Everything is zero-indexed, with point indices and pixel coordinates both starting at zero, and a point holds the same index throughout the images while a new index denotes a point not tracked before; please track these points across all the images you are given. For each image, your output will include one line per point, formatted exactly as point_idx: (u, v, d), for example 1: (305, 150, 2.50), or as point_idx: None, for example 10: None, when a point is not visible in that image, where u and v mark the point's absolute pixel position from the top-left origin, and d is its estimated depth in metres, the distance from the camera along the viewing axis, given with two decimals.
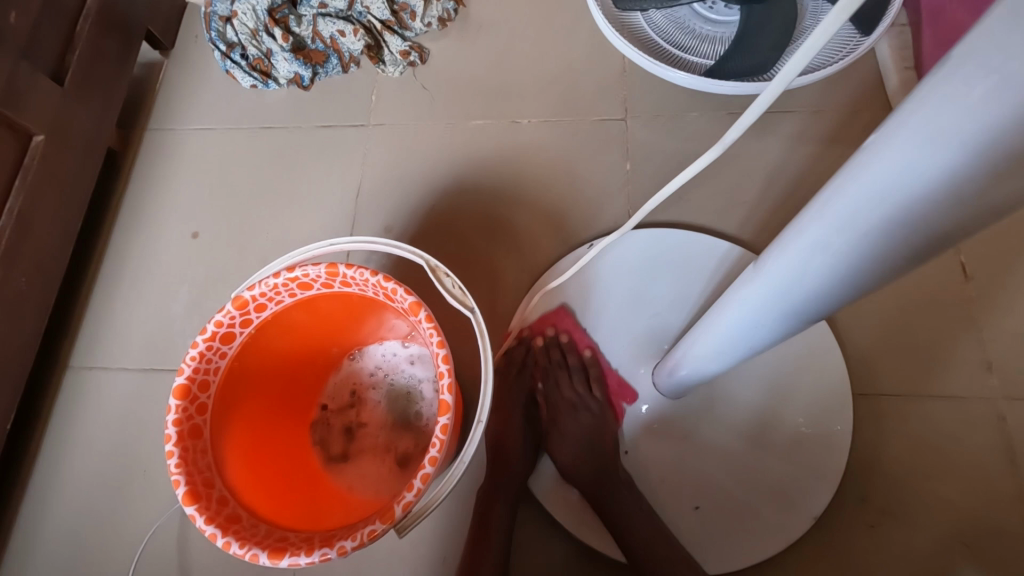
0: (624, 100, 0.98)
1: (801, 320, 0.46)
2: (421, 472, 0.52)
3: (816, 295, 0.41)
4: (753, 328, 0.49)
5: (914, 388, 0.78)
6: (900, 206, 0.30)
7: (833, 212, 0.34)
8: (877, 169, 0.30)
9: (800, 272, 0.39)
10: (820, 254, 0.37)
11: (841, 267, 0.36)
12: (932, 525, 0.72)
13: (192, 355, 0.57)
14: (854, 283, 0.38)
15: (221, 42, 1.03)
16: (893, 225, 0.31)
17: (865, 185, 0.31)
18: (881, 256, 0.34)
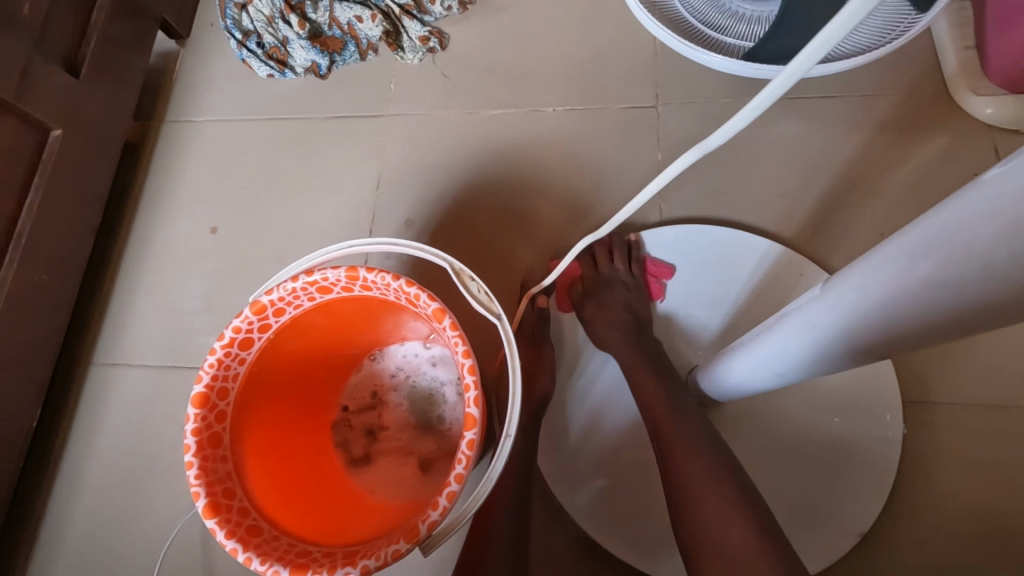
0: (655, 86, 0.93)
1: (847, 363, 0.42)
2: (446, 489, 0.49)
3: (874, 338, 0.36)
4: (796, 362, 0.44)
5: (972, 395, 0.73)
6: (1013, 256, 0.25)
7: (928, 244, 0.29)
8: (1001, 201, 0.25)
9: (866, 308, 0.35)
10: (896, 292, 0.32)
11: (915, 314, 0.32)
12: (988, 543, 0.68)
13: (210, 362, 0.55)
14: (921, 334, 0.34)
15: (236, 30, 1.01)
16: (996, 277, 0.26)
17: (980, 219, 0.26)
18: (967, 311, 0.29)
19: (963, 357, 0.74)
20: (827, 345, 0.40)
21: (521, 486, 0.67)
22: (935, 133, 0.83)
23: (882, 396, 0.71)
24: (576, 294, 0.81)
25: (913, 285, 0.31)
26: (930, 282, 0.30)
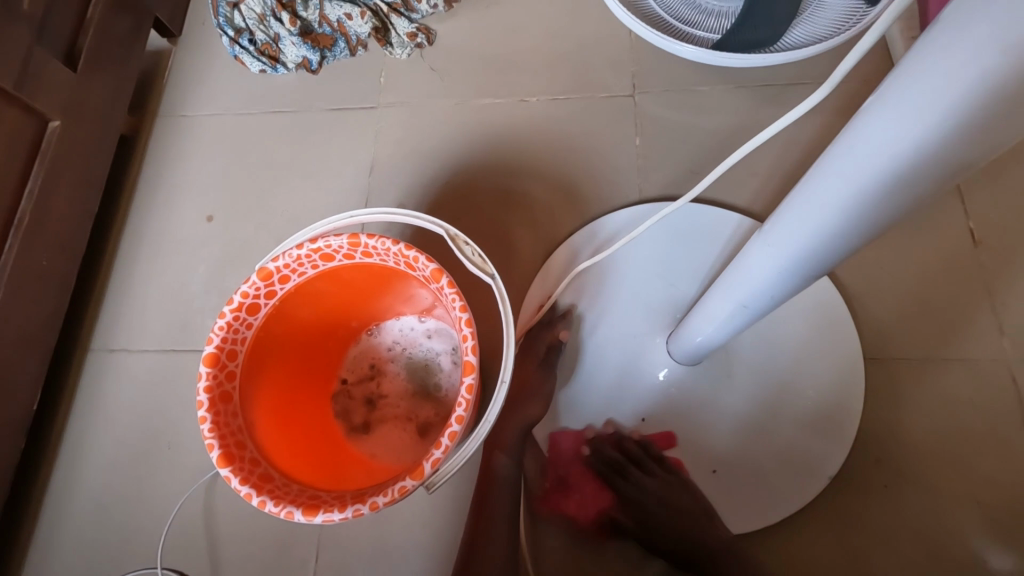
0: (633, 76, 0.99)
1: (804, 281, 0.47)
2: (447, 431, 0.52)
3: (817, 252, 0.42)
4: (760, 291, 0.50)
5: (928, 352, 0.79)
6: (907, 153, 0.31)
7: (845, 159, 0.35)
8: (888, 115, 0.31)
9: (806, 225, 0.41)
10: (826, 206, 0.38)
11: (844, 220, 0.38)
12: (944, 485, 0.74)
13: (220, 325, 0.58)
14: (854, 238, 0.40)
15: (229, 27, 1.04)
16: (900, 172, 0.32)
17: (875, 132, 0.32)
18: (885, 207, 0.36)
19: (920, 317, 0.80)
20: (785, 267, 0.46)
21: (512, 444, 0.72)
22: None
23: (847, 353, 0.77)
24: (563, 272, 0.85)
25: (838, 196, 0.37)
26: (852, 190, 0.36)
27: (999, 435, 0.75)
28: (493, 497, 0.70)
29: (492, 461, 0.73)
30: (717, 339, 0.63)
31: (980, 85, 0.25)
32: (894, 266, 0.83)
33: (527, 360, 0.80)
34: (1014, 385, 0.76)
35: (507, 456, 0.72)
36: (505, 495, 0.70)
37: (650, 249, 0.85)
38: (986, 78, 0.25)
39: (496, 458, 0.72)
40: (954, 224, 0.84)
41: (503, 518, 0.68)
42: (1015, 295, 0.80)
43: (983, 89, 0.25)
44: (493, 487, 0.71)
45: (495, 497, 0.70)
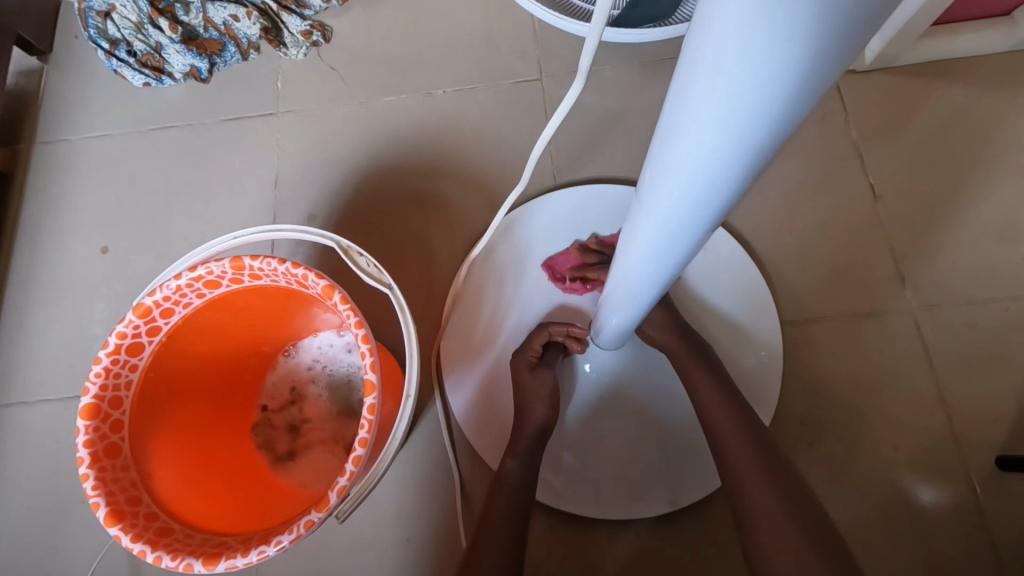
0: (538, 60, 0.97)
1: (685, 256, 0.47)
2: (352, 456, 0.50)
3: (681, 230, 0.41)
4: (648, 271, 0.49)
5: (839, 307, 0.81)
6: (716, 135, 0.29)
7: (672, 145, 0.34)
8: (693, 89, 0.29)
9: (663, 205, 0.39)
10: (672, 186, 0.36)
11: (692, 200, 0.36)
12: (862, 432, 0.77)
13: (96, 372, 0.53)
14: (711, 213, 0.38)
15: (103, 39, 0.95)
16: (719, 154, 0.31)
17: (688, 107, 0.30)
18: (724, 182, 0.34)
19: (831, 276, 0.83)
20: (660, 249, 0.44)
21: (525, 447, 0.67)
22: None
23: (763, 319, 0.79)
24: (483, 267, 0.83)
25: (679, 175, 0.35)
26: (688, 170, 0.34)
27: (908, 379, 0.78)
28: (496, 499, 0.64)
29: (502, 465, 0.67)
30: (628, 322, 0.62)
31: (748, 54, 0.24)
32: (802, 229, 0.85)
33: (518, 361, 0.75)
34: (918, 331, 0.80)
35: (517, 460, 0.67)
36: (504, 499, 0.63)
37: (567, 236, 0.84)
38: (758, 56, 0.24)
39: (507, 464, 0.66)
40: (855, 180, 0.86)
41: (511, 517, 0.62)
42: (913, 246, 0.83)
43: (766, 51, 0.23)
44: (499, 489, 0.65)
45: (498, 501, 0.63)
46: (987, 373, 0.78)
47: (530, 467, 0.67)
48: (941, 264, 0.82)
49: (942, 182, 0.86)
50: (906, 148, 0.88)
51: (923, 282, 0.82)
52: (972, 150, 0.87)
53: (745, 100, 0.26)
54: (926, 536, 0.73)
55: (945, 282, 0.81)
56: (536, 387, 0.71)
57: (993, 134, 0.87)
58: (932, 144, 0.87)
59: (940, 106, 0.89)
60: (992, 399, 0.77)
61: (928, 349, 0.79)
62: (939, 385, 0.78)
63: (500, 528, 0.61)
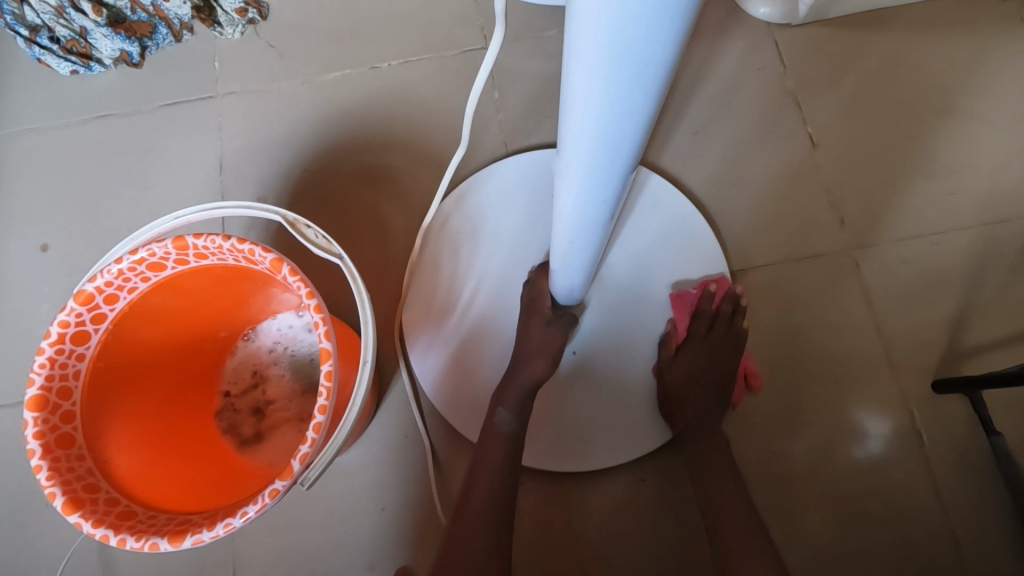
0: (482, 27, 0.96)
1: (614, 202, 0.46)
2: (312, 424, 0.50)
3: (602, 177, 0.40)
4: (578, 226, 0.49)
5: (785, 255, 0.85)
6: (603, 83, 0.29)
7: (571, 94, 0.33)
8: (579, 18, 0.27)
9: (577, 152, 0.38)
10: (580, 136, 0.35)
11: (602, 144, 0.35)
12: (812, 372, 0.81)
13: (40, 363, 0.52)
14: (628, 154, 0.37)
15: (21, 26, 0.89)
16: (610, 104, 0.31)
17: (578, 54, 0.29)
18: (625, 133, 0.34)
19: (774, 225, 0.86)
20: (587, 199, 0.43)
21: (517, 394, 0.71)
22: (732, 38, 0.93)
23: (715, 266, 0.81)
24: (439, 240, 0.83)
25: (586, 119, 0.33)
26: (594, 112, 0.32)
27: (851, 318, 0.83)
28: (490, 450, 0.68)
29: (492, 417, 0.70)
30: (578, 280, 0.64)
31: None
32: (746, 181, 0.87)
33: (530, 316, 0.73)
34: (858, 271, 0.84)
35: (508, 411, 0.70)
36: (500, 449, 0.68)
37: (521, 202, 0.84)
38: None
39: (498, 415, 0.70)
40: (794, 132, 0.89)
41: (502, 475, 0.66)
42: (851, 190, 0.87)
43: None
44: (493, 440, 0.68)
45: (489, 452, 0.68)
46: (920, 304, 0.83)
47: (521, 420, 0.70)
48: (877, 206, 0.86)
49: (876, 128, 0.90)
50: (842, 98, 0.91)
51: (861, 225, 0.86)
52: (901, 96, 0.91)
53: (623, 45, 0.26)
54: (871, 460, 0.78)
55: (881, 223, 0.86)
56: (546, 342, 0.71)
57: (920, 80, 0.91)
58: (864, 91, 0.91)
59: (872, 55, 0.92)
60: (926, 329, 0.82)
61: (867, 287, 0.83)
62: (878, 321, 0.82)
63: (494, 486, 0.65)
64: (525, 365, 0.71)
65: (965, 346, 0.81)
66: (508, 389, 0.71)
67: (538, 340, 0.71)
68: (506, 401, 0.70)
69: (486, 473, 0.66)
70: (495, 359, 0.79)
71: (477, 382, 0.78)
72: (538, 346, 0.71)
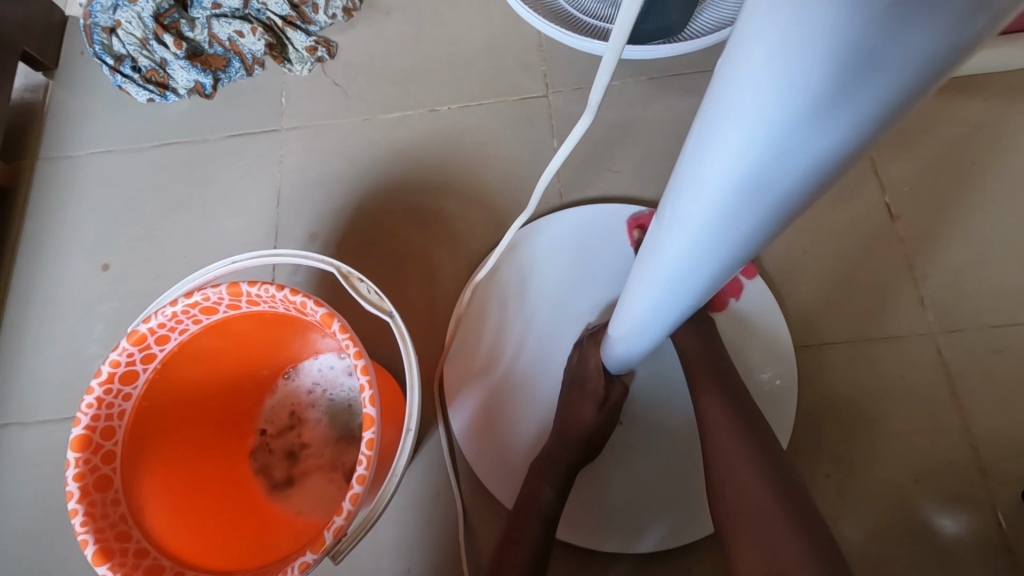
0: (545, 75, 0.95)
1: (702, 292, 0.44)
2: (349, 494, 0.47)
3: (695, 269, 0.38)
4: (659, 307, 0.47)
5: (855, 332, 0.79)
6: (727, 201, 0.27)
7: (684, 198, 0.31)
8: (714, 138, 0.25)
9: (673, 237, 0.35)
10: (686, 234, 0.34)
11: (708, 245, 0.33)
12: (884, 463, 0.74)
13: (88, 403, 0.52)
14: (729, 257, 0.35)
15: (107, 55, 0.94)
16: (730, 218, 0.29)
17: (702, 167, 0.28)
18: (736, 241, 0.32)
19: (844, 298, 0.80)
20: (675, 286, 0.42)
21: (558, 469, 0.67)
22: None
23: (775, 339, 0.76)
24: (488, 289, 0.81)
25: (695, 222, 0.32)
26: (707, 221, 0.30)
27: (929, 407, 0.76)
28: (527, 528, 0.64)
29: (534, 491, 0.66)
30: (637, 351, 0.61)
31: (766, 135, 0.22)
32: (816, 249, 0.82)
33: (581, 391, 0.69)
34: (939, 357, 0.77)
35: (551, 488, 0.66)
36: (539, 527, 0.64)
37: (575, 255, 0.82)
38: (779, 137, 0.22)
39: (542, 491, 0.66)
40: (870, 200, 0.84)
41: (538, 555, 0.62)
42: (931, 266, 0.81)
43: (803, 94, 0.19)
44: (531, 517, 0.64)
45: (526, 528, 0.64)
46: (1008, 399, 0.75)
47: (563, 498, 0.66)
48: (962, 286, 0.80)
49: (962, 200, 0.83)
50: (925, 166, 0.85)
51: (944, 306, 0.79)
52: (993, 168, 0.84)
53: (761, 174, 0.24)
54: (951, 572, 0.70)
55: (966, 305, 0.79)
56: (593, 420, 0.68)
57: (1013, 152, 0.85)
58: (952, 161, 0.85)
59: (961, 123, 0.86)
60: (1016, 427, 0.74)
61: (949, 376, 0.76)
62: (961, 414, 0.75)
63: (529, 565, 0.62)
64: (565, 441, 0.68)
65: None
66: (551, 464, 0.67)
67: (575, 415, 0.68)
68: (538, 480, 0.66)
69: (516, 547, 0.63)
70: (535, 420, 0.76)
71: (516, 443, 0.75)
72: (585, 421, 0.68)
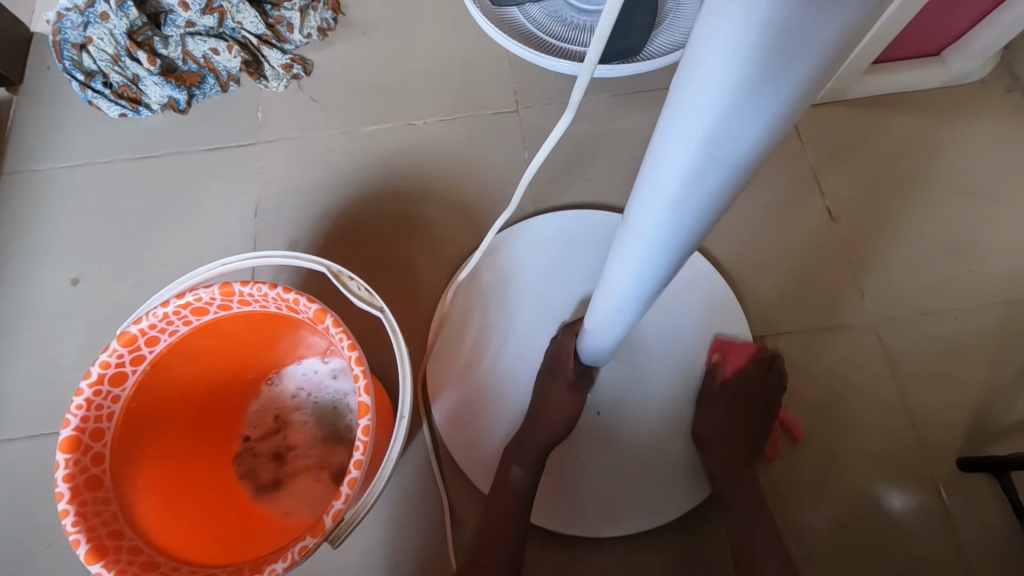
0: (515, 92, 1.01)
1: (666, 281, 0.49)
2: (347, 479, 0.49)
3: (659, 257, 0.43)
4: (629, 298, 0.52)
5: (805, 322, 0.86)
6: (685, 187, 0.33)
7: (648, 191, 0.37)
8: (672, 135, 0.31)
9: (643, 224, 0.40)
10: (650, 224, 0.39)
11: (670, 232, 0.38)
12: (836, 440, 0.81)
13: (77, 404, 0.52)
14: (688, 244, 0.41)
15: (77, 71, 0.94)
16: (688, 203, 0.34)
17: (664, 160, 0.33)
18: (694, 226, 0.37)
19: (794, 292, 0.88)
20: (642, 275, 0.46)
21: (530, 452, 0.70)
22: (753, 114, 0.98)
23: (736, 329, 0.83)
24: (468, 292, 0.85)
25: (658, 211, 0.37)
26: (669, 208, 0.35)
27: (874, 387, 0.83)
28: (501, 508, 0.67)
29: (506, 473, 0.70)
30: (608, 345, 0.65)
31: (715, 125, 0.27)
32: (767, 249, 0.90)
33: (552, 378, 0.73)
34: (880, 342, 0.85)
35: (523, 470, 0.69)
36: (511, 507, 0.67)
37: (549, 257, 0.87)
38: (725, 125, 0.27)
39: (513, 472, 0.69)
40: (814, 204, 0.93)
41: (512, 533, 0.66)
42: (868, 261, 0.90)
43: (746, 87, 0.25)
44: (505, 498, 0.68)
45: (500, 508, 0.67)
46: (940, 378, 0.83)
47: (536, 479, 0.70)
48: (895, 278, 0.89)
49: (891, 203, 0.93)
50: (858, 173, 0.95)
51: (882, 296, 0.88)
52: (915, 174, 0.95)
53: (712, 160, 0.30)
54: (897, 537, 0.76)
55: (900, 294, 0.88)
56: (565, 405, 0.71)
57: (932, 159, 0.95)
58: (880, 168, 0.95)
59: (887, 134, 0.97)
60: (949, 403, 0.82)
61: (889, 359, 0.84)
62: (901, 393, 0.83)
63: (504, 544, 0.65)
64: (538, 425, 0.71)
65: (990, 422, 0.81)
66: (524, 447, 0.71)
67: (555, 399, 0.71)
68: (522, 462, 0.69)
69: (498, 529, 0.66)
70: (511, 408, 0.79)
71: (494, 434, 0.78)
72: (555, 405, 0.72)
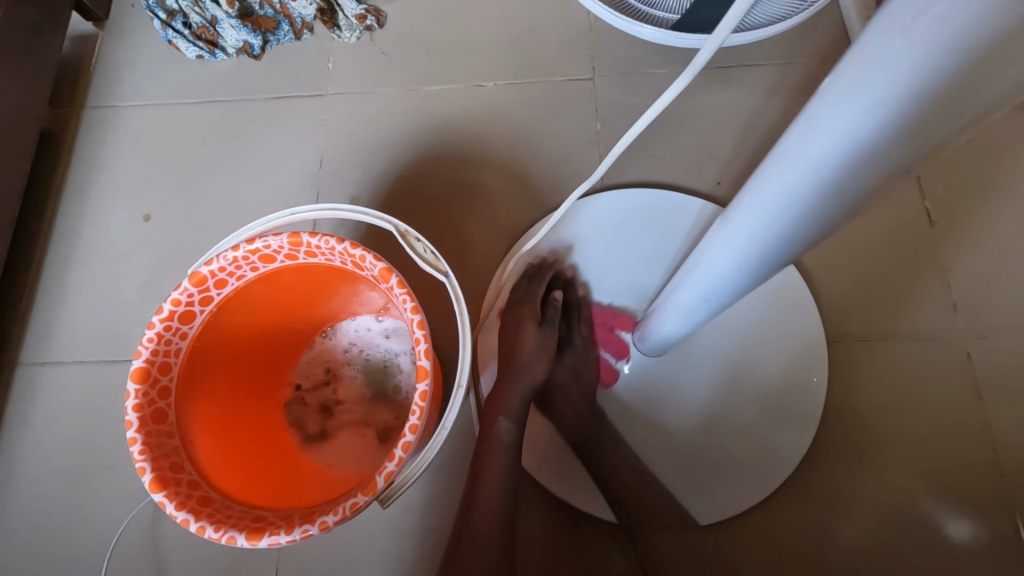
0: (592, 58, 0.96)
1: (768, 268, 0.46)
2: (401, 441, 0.49)
3: (776, 238, 0.40)
4: (721, 284, 0.49)
5: (886, 330, 0.80)
6: (840, 156, 0.31)
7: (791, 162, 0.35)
8: (843, 97, 0.29)
9: (773, 195, 0.37)
10: (781, 198, 0.37)
11: (800, 207, 0.36)
12: (904, 460, 0.75)
13: (149, 337, 0.53)
14: (811, 227, 0.38)
15: (160, 9, 0.94)
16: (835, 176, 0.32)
17: (822, 126, 0.31)
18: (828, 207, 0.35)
19: (876, 297, 0.81)
20: (747, 257, 0.44)
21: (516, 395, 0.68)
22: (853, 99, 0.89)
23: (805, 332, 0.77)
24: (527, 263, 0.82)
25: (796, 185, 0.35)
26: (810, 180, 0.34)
27: (955, 409, 0.76)
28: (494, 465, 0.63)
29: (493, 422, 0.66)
30: (677, 334, 0.62)
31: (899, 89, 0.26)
32: (851, 247, 0.83)
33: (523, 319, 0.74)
34: (970, 361, 0.78)
35: (510, 419, 0.66)
36: (503, 456, 0.64)
37: (614, 235, 0.83)
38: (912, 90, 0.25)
39: (499, 422, 0.66)
40: (910, 204, 0.84)
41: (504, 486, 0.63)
42: (964, 272, 0.82)
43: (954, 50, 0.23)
44: (497, 447, 0.64)
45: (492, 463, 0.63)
46: None
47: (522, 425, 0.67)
48: (994, 293, 0.80)
49: (1000, 210, 0.84)
50: (966, 173, 0.85)
51: (977, 311, 0.80)
52: None
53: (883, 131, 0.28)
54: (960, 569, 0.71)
55: (997, 311, 0.80)
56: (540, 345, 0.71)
57: None
58: (993, 169, 0.85)
59: (1004, 132, 0.86)
60: None
61: (976, 380, 0.77)
62: (986, 418, 0.76)
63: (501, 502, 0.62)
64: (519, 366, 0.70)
65: None
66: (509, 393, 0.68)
67: (535, 344, 0.71)
68: (506, 407, 0.67)
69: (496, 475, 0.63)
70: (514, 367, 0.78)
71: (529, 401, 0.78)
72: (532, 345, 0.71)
